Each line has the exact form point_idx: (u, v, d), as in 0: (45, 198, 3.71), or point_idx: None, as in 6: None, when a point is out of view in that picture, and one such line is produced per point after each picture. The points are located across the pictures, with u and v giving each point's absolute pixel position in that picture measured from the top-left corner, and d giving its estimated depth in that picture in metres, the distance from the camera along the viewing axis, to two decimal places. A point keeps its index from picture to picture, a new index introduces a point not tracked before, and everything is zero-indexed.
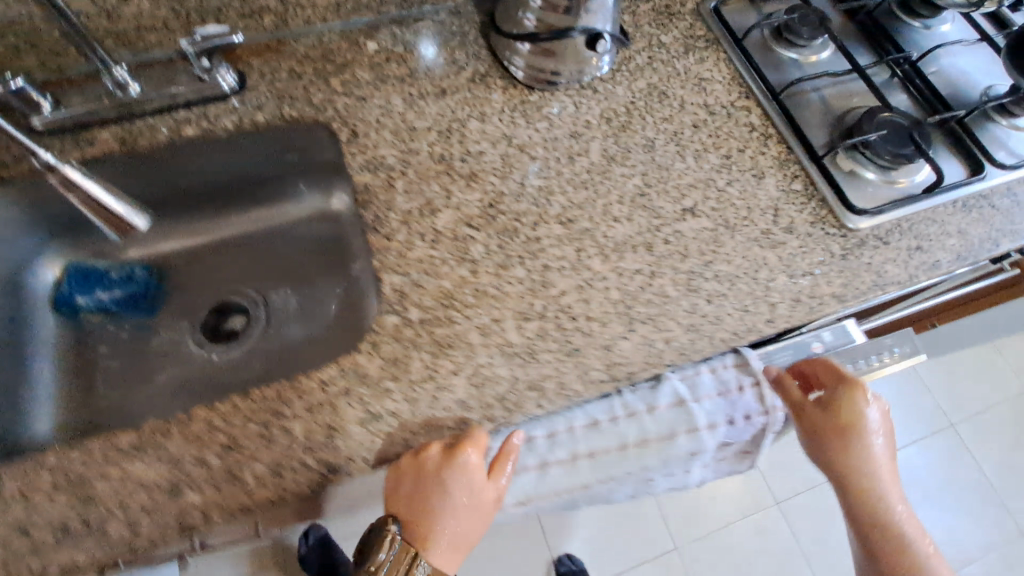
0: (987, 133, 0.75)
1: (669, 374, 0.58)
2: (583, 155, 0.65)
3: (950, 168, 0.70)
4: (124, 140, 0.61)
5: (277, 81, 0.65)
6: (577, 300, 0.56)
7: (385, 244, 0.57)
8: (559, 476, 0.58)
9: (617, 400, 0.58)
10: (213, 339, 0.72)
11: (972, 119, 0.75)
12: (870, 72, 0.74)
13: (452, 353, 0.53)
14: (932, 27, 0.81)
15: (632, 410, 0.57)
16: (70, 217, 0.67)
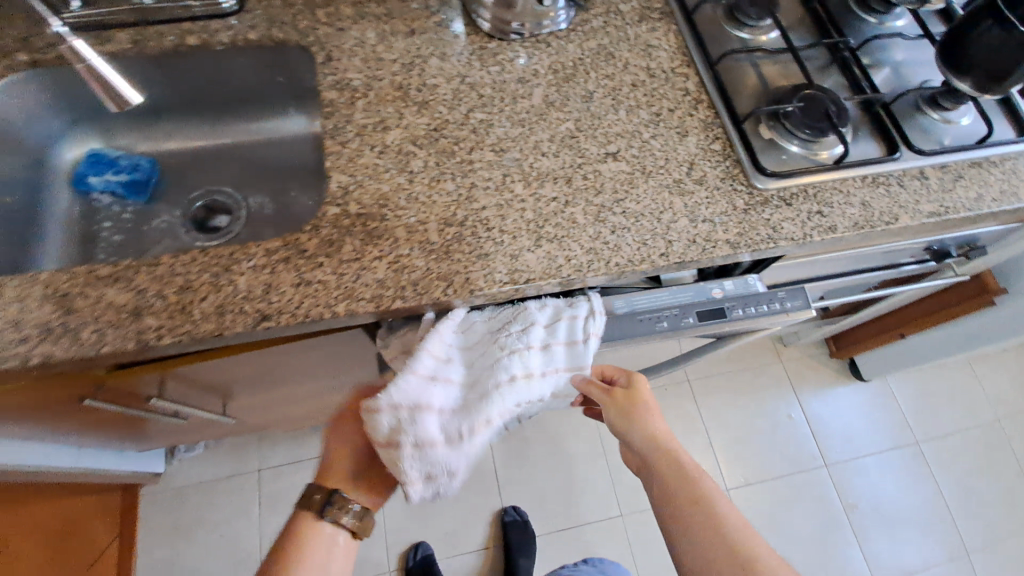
0: (914, 124, 0.79)
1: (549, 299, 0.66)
2: (526, 98, 0.73)
3: (865, 147, 0.75)
4: (136, 40, 0.72)
5: (271, 7, 0.76)
6: (495, 215, 0.65)
7: (339, 149, 0.68)
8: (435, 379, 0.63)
9: (507, 311, 0.66)
10: (200, 230, 0.84)
11: (901, 110, 0.80)
12: (807, 54, 0.81)
13: (378, 242, 0.63)
14: (886, 22, 0.85)
15: (512, 348, 0.61)
16: (92, 108, 0.80)
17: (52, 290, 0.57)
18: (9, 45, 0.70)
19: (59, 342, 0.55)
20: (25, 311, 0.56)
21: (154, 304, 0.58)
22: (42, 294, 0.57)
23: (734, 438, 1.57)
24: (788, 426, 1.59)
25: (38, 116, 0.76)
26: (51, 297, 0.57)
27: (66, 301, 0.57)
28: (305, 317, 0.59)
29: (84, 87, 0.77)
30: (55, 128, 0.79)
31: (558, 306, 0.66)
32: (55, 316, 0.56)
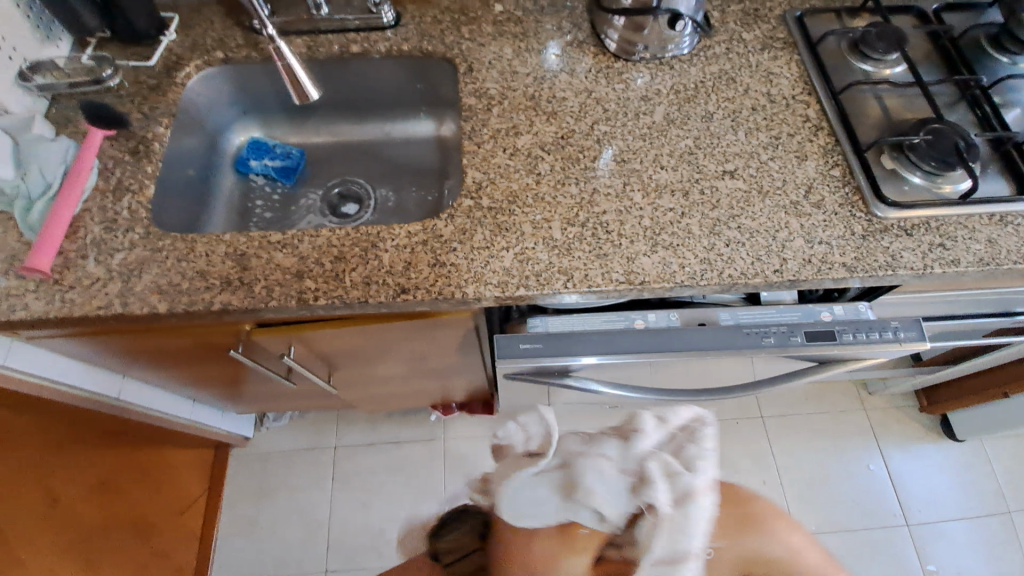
0: None
1: (679, 309, 0.73)
2: (648, 115, 0.77)
3: (993, 185, 0.72)
4: (310, 47, 0.85)
5: (423, 23, 0.86)
6: (615, 219, 0.69)
7: (474, 149, 0.75)
8: None
9: (637, 319, 0.72)
10: (332, 213, 0.94)
11: None
12: (936, 89, 0.80)
13: (507, 234, 0.68)
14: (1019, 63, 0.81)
15: None
16: (260, 100, 0.93)
17: (232, 249, 0.67)
18: (210, 45, 0.84)
19: (235, 293, 0.65)
20: (209, 264, 0.66)
21: (313, 269, 0.66)
22: (224, 252, 0.67)
23: (806, 480, 1.50)
24: (866, 476, 1.51)
25: (219, 104, 0.90)
26: (231, 254, 0.67)
27: (243, 259, 0.66)
28: (439, 294, 0.65)
29: (258, 83, 0.89)
30: (229, 115, 0.93)
31: (684, 315, 0.72)
32: (234, 270, 0.66)
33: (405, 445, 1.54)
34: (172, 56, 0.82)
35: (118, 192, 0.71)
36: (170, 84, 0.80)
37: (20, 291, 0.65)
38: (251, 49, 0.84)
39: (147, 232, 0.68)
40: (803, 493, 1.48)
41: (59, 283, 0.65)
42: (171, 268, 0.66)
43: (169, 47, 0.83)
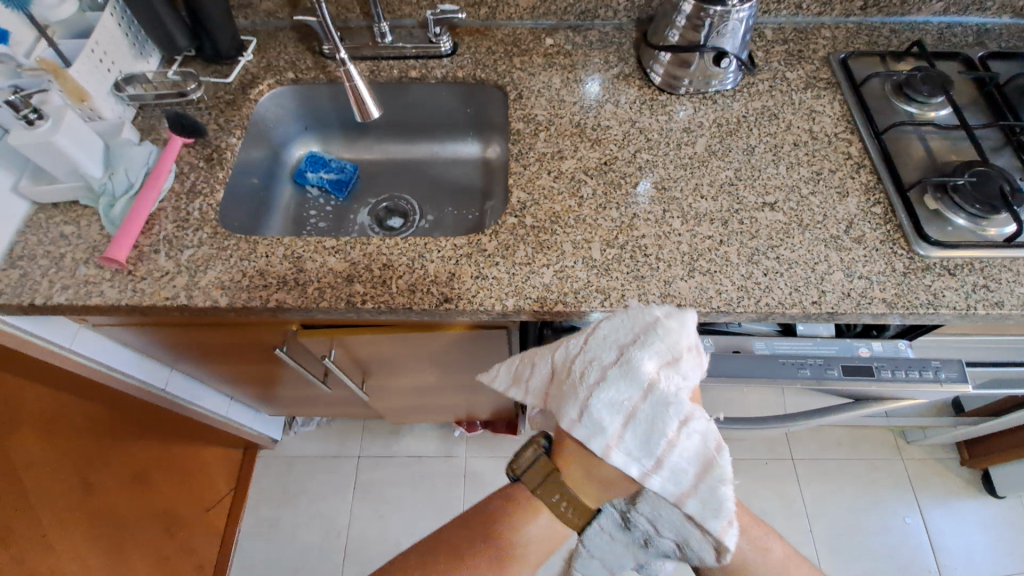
0: None
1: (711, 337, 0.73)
2: (690, 146, 0.80)
3: None
4: (372, 71, 0.91)
5: (477, 53, 0.92)
6: (654, 244, 0.71)
7: (520, 170, 0.78)
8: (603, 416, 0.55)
9: None
10: (378, 226, 0.99)
11: None
12: (981, 133, 0.81)
13: (548, 252, 0.71)
14: None
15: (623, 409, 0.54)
16: (321, 117, 1.00)
17: (290, 251, 0.72)
18: (282, 66, 0.91)
19: (290, 292, 0.69)
20: (268, 264, 0.71)
21: (364, 275, 0.70)
22: (282, 254, 0.72)
23: (838, 532, 1.44)
24: (901, 530, 1.43)
25: (284, 121, 0.97)
26: (288, 256, 0.71)
27: (298, 262, 0.71)
28: (480, 304, 0.68)
29: (321, 101, 0.96)
30: (293, 131, 1.00)
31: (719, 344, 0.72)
32: (290, 271, 0.70)
33: (426, 460, 1.56)
34: (248, 75, 0.90)
35: (190, 194, 0.77)
36: (244, 100, 0.88)
37: (97, 279, 0.70)
38: (319, 71, 0.92)
39: (215, 232, 0.74)
40: (834, 547, 1.42)
41: (132, 274, 0.71)
42: (233, 266, 0.71)
43: (245, 66, 0.91)
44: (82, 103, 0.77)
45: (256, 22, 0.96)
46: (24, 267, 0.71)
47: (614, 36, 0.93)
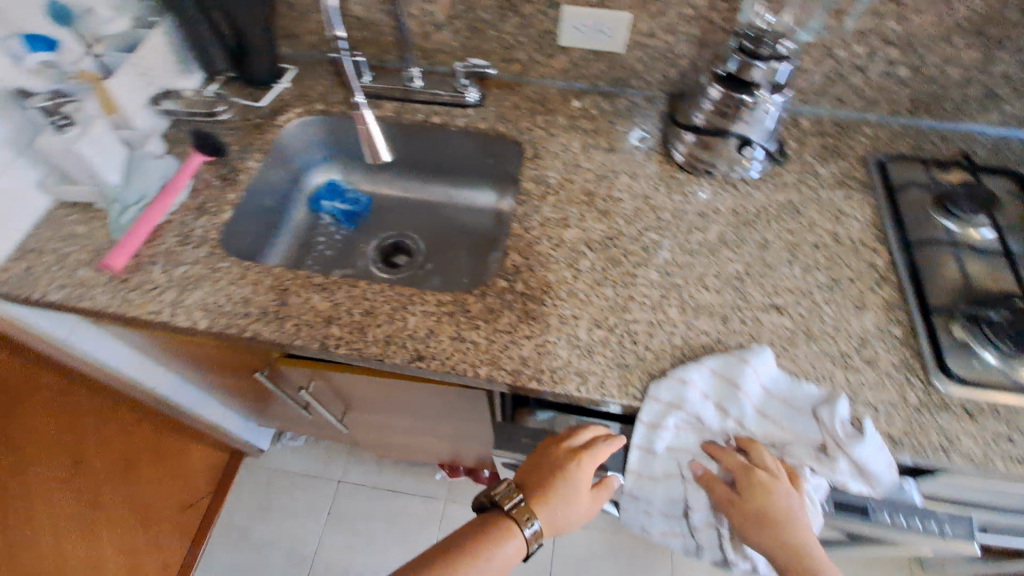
0: None
1: None
2: (702, 231, 0.76)
3: None
4: (397, 112, 0.92)
5: (503, 107, 0.92)
6: (644, 331, 0.67)
7: (521, 232, 0.76)
8: (689, 432, 0.62)
9: None
10: (382, 262, 0.98)
11: None
12: None
13: (532, 323, 0.68)
14: None
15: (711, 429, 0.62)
16: (344, 148, 1.02)
17: (277, 283, 0.72)
18: (314, 98, 0.95)
19: (267, 325, 0.69)
20: (254, 293, 0.71)
21: (342, 319, 0.69)
22: (270, 285, 0.72)
23: None
24: None
25: (309, 148, 0.99)
26: (275, 288, 0.71)
27: (283, 295, 0.71)
28: (451, 368, 0.65)
29: (346, 133, 0.98)
30: (316, 158, 1.02)
31: None
32: (273, 303, 0.70)
33: (406, 496, 1.52)
34: (280, 102, 0.93)
35: (198, 211, 0.79)
36: (272, 125, 0.91)
37: (91, 283, 0.72)
38: (347, 105, 0.94)
39: (211, 252, 0.75)
40: None
41: (125, 283, 0.72)
42: (220, 289, 0.72)
43: (280, 93, 0.95)
44: (111, 114, 0.80)
45: (298, 53, 1.00)
46: (32, 261, 0.74)
47: (644, 107, 0.91)
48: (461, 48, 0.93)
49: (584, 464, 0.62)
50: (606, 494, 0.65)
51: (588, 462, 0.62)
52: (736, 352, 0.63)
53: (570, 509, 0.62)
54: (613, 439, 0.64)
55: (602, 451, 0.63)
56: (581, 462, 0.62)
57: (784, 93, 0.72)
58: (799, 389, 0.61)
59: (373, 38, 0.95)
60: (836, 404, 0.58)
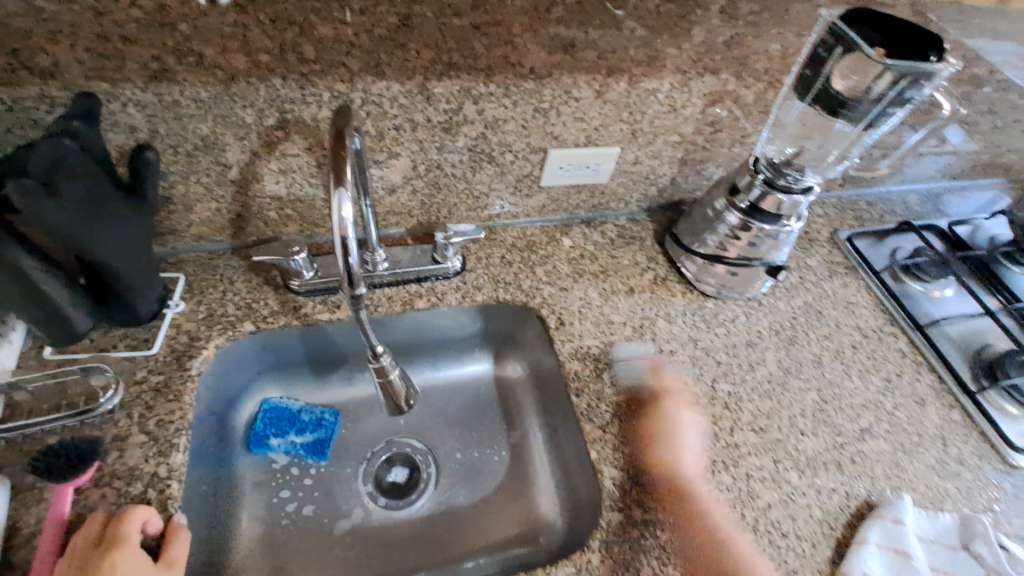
0: (1000, 280, 0.87)
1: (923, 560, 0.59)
2: (762, 365, 0.73)
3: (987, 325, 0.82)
4: (367, 304, 0.71)
5: (492, 266, 0.77)
6: (785, 515, 0.61)
7: (601, 435, 0.64)
8: None
9: None
10: (381, 493, 0.74)
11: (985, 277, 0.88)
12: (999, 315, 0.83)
13: (677, 560, 0.56)
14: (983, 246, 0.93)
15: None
16: (280, 357, 0.74)
17: None
18: (234, 314, 0.67)
19: None
20: None
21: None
22: None
23: None
24: None
25: (231, 377, 0.70)
26: None
27: None
28: None
29: (286, 341, 0.72)
30: (241, 382, 0.72)
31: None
32: None
33: None
34: (183, 335, 0.64)
35: None
36: (182, 381, 0.60)
37: None
38: (290, 315, 0.68)
39: None
40: None
41: None
42: None
43: (174, 319, 0.65)
44: None
45: (179, 247, 0.70)
46: None
47: (631, 229, 0.86)
48: (420, 205, 0.75)
49: (119, 565, 0.46)
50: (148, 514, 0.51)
51: (126, 559, 0.47)
52: (883, 513, 0.61)
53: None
54: (137, 514, 0.50)
55: (133, 534, 0.49)
56: (116, 562, 0.46)
57: (911, 101, 0.60)
58: (940, 523, 0.62)
59: (298, 213, 0.71)
60: (987, 538, 0.60)
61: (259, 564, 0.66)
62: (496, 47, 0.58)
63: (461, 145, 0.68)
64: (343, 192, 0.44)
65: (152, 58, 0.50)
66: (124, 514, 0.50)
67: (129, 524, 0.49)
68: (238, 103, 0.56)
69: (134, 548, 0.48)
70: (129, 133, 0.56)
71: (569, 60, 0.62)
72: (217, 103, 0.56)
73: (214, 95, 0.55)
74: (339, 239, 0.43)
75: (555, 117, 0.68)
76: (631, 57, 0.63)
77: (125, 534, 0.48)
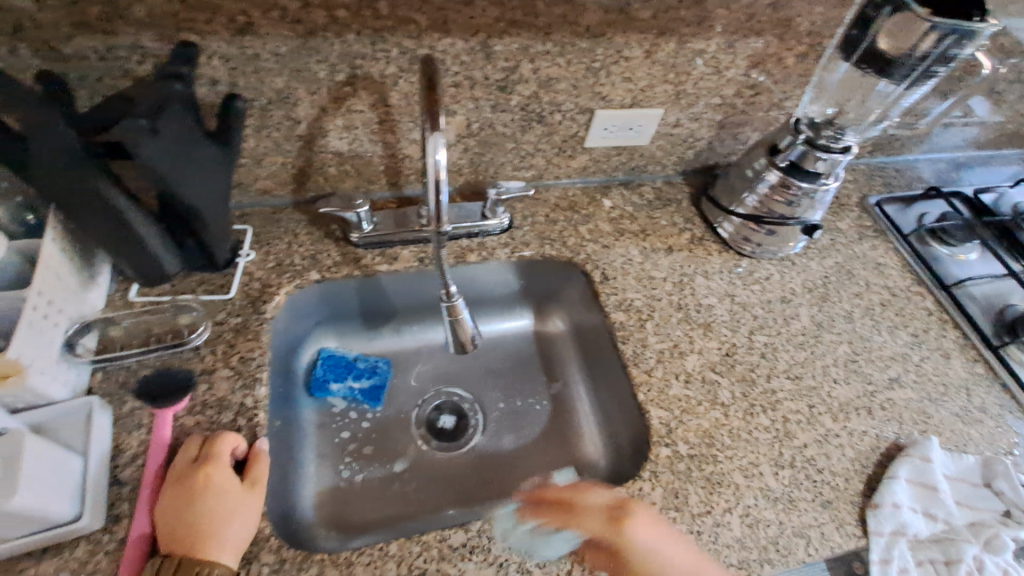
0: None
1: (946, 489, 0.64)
2: (796, 319, 0.77)
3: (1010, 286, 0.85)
4: (422, 258, 0.75)
5: (537, 224, 0.80)
6: (819, 453, 0.65)
7: (647, 378, 0.68)
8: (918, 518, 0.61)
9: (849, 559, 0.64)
10: (432, 437, 0.79)
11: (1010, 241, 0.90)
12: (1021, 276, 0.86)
13: (721, 490, 0.61)
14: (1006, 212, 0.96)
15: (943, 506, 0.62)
16: (337, 308, 0.78)
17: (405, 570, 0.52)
18: (300, 264, 0.71)
19: None
20: None
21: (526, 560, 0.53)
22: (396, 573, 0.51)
23: None
24: None
25: (294, 324, 0.74)
26: None
27: None
28: None
29: (345, 292, 0.76)
30: (302, 330, 0.76)
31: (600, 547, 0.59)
32: None
33: None
34: (254, 282, 0.68)
35: None
36: (259, 323, 0.65)
37: None
38: (352, 266, 0.72)
39: (281, 560, 0.51)
40: None
41: None
42: None
43: (246, 267, 0.69)
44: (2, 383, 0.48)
45: (244, 201, 0.74)
46: None
47: (667, 191, 0.89)
48: (470, 164, 0.78)
49: (213, 478, 0.51)
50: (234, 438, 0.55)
51: (218, 473, 0.52)
52: (911, 452, 0.65)
53: (233, 528, 0.50)
54: (227, 436, 0.55)
55: (225, 454, 0.54)
56: (208, 476, 0.51)
57: (954, 59, 0.62)
58: (964, 462, 0.66)
59: (356, 170, 0.75)
60: (1007, 474, 0.64)
61: (330, 500, 0.70)
62: (555, 6, 0.61)
63: (514, 104, 0.71)
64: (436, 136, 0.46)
65: (240, 12, 0.54)
66: (219, 436, 0.55)
67: (222, 443, 0.54)
68: (313, 59, 0.59)
69: (226, 465, 0.53)
70: (211, 87, 0.59)
71: (622, 20, 0.64)
72: (294, 58, 0.59)
73: (292, 49, 0.58)
74: (433, 183, 0.46)
75: (604, 78, 0.71)
76: (681, 19, 0.66)
77: (214, 454, 0.53)
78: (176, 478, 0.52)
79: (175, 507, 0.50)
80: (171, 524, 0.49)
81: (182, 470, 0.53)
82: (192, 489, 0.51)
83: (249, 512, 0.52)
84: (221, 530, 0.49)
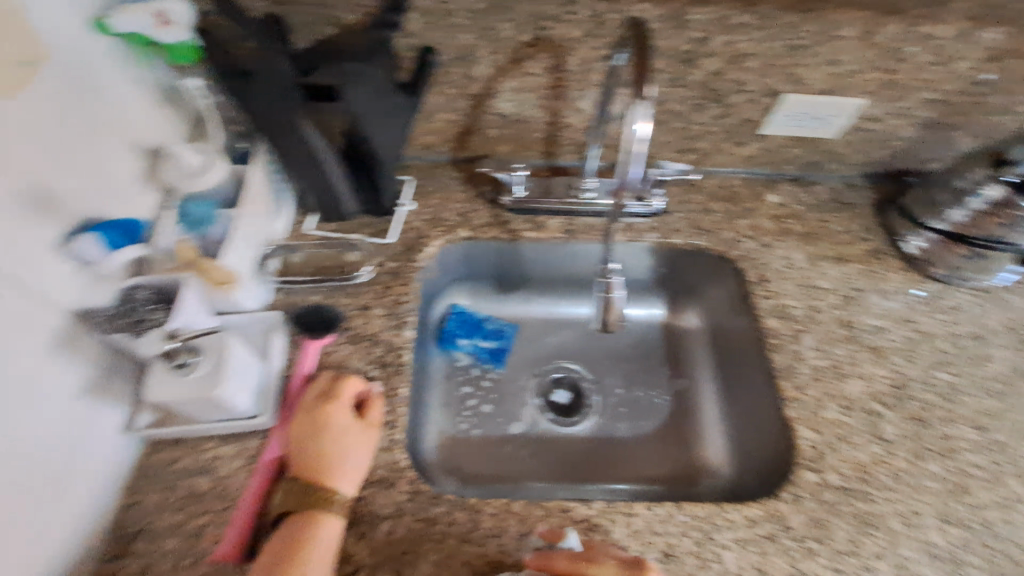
0: None
1: None
2: (991, 361, 0.65)
3: None
4: (569, 231, 0.74)
5: (692, 212, 0.76)
6: (1003, 520, 0.56)
7: (797, 395, 0.62)
8: None
9: None
10: (548, 409, 0.79)
11: None
12: None
13: (872, 533, 0.54)
14: None
15: None
16: (476, 268, 0.80)
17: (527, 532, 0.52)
18: (453, 221, 0.73)
19: None
20: (500, 551, 0.51)
21: (647, 552, 0.52)
22: (518, 532, 0.52)
23: None
24: None
25: (437, 277, 0.77)
26: (528, 543, 0.52)
27: None
28: None
29: (487, 253, 0.77)
30: (442, 284, 0.79)
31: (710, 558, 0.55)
32: None
33: None
34: (411, 232, 0.71)
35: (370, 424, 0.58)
36: (411, 271, 0.68)
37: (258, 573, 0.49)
38: (500, 229, 0.73)
39: (415, 493, 0.54)
40: None
41: None
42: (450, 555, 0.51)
43: (405, 217, 0.73)
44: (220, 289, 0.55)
45: (409, 155, 0.78)
46: (150, 554, 0.50)
47: (844, 194, 0.79)
48: None
49: (335, 417, 0.54)
50: (355, 381, 0.58)
51: (341, 412, 0.55)
52: None
53: (353, 463, 0.53)
54: (351, 378, 0.58)
55: (346, 395, 0.56)
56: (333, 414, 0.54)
57: None
58: None
59: (517, 135, 0.75)
60: None
61: (448, 449, 0.73)
62: None
63: (695, 80, 0.66)
64: (640, 105, 0.45)
65: None
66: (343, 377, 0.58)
67: (340, 384, 0.57)
68: (504, 18, 0.59)
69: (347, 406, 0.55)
70: (406, 39, 0.61)
71: None
72: (487, 16, 0.59)
73: (487, 7, 0.58)
74: (627, 153, 0.48)
75: (804, 59, 0.63)
76: None
77: (338, 392, 0.56)
78: (304, 408, 0.55)
79: (299, 438, 0.53)
80: (297, 453, 0.53)
81: (309, 402, 0.56)
82: (317, 423, 0.54)
83: (365, 448, 0.55)
84: (341, 465, 0.53)
